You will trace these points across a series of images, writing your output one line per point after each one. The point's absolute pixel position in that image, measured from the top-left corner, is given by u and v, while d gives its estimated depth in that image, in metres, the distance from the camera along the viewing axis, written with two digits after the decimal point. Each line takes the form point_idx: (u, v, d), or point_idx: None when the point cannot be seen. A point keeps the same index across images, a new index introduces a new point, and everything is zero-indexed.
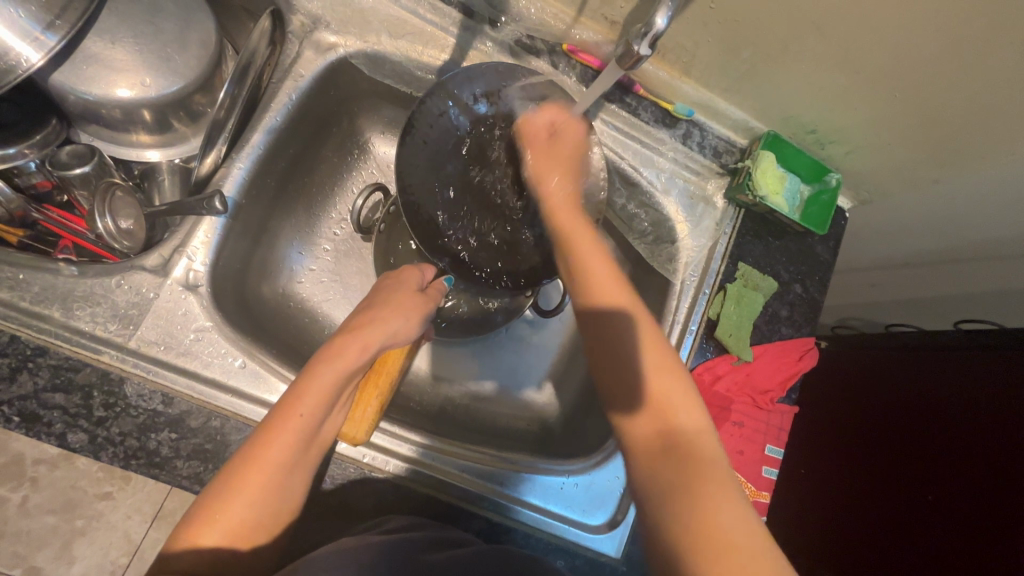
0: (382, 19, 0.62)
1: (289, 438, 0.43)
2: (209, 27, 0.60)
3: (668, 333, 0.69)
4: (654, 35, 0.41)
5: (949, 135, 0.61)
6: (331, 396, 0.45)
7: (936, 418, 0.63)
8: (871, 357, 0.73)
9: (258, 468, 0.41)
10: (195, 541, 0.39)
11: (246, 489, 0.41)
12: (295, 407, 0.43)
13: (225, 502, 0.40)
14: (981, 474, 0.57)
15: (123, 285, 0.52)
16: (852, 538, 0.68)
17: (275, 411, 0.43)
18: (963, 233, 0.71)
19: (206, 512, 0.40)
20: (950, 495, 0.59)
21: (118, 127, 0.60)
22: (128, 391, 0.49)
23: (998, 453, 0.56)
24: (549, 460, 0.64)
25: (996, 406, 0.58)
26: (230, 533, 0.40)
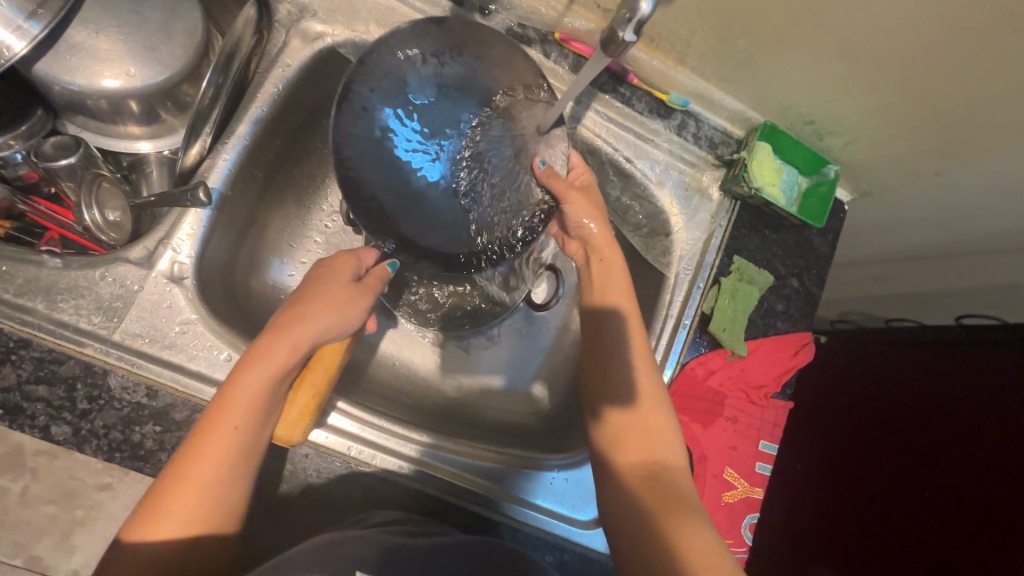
0: (370, 7, 0.61)
1: (220, 449, 0.43)
2: (195, 15, 0.59)
3: (661, 329, 0.67)
4: (640, 21, 0.40)
5: (950, 126, 0.59)
6: (262, 402, 0.45)
7: (939, 419, 0.62)
8: (874, 353, 0.71)
9: (190, 481, 0.42)
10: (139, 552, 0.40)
11: (181, 502, 0.41)
12: (223, 417, 0.43)
13: (160, 516, 0.41)
14: (983, 479, 0.56)
15: (107, 277, 0.52)
16: (843, 534, 0.67)
17: (203, 422, 0.43)
18: (965, 226, 0.69)
19: (143, 524, 0.40)
20: (947, 497, 0.58)
21: (105, 118, 0.59)
22: (112, 383, 0.49)
23: (1003, 459, 0.55)
24: (538, 455, 0.64)
25: (1002, 409, 0.56)
26: (173, 543, 0.41)
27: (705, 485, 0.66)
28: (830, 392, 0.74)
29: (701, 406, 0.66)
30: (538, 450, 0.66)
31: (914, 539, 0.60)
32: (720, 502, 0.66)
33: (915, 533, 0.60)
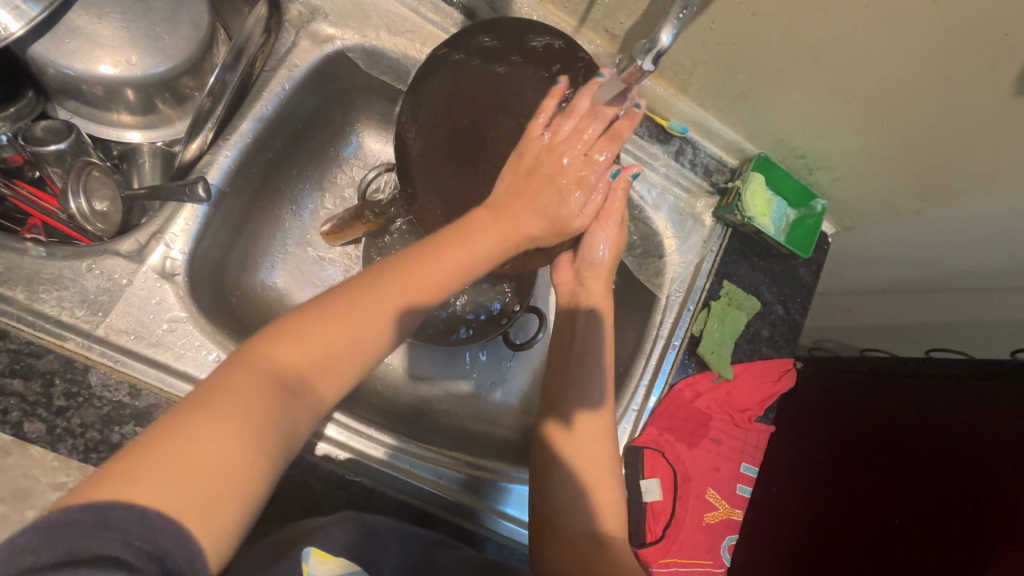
0: (382, 15, 0.61)
1: (371, 315, 0.41)
2: (203, 8, 0.58)
3: (651, 349, 0.68)
4: (658, 52, 0.40)
5: (930, 168, 0.63)
6: (473, 264, 0.47)
7: (928, 451, 0.63)
8: (848, 380, 0.74)
9: (307, 338, 0.39)
10: (294, 357, 0.38)
11: (275, 371, 0.37)
12: (425, 271, 0.44)
13: (262, 374, 0.37)
14: (965, 522, 0.57)
15: (95, 269, 0.50)
16: (815, 551, 0.69)
17: (378, 282, 0.43)
18: (940, 263, 0.73)
19: (309, 322, 0.39)
20: (914, 525, 0.61)
21: (99, 105, 0.58)
22: (92, 380, 0.47)
23: (991, 509, 0.55)
24: (490, 463, 0.63)
25: (995, 456, 0.57)
26: (320, 361, 0.39)
27: (688, 505, 0.66)
28: (813, 405, 0.75)
29: (688, 426, 0.67)
30: (512, 462, 0.66)
31: (881, 561, 0.62)
32: (703, 522, 0.67)
33: (882, 557, 0.62)
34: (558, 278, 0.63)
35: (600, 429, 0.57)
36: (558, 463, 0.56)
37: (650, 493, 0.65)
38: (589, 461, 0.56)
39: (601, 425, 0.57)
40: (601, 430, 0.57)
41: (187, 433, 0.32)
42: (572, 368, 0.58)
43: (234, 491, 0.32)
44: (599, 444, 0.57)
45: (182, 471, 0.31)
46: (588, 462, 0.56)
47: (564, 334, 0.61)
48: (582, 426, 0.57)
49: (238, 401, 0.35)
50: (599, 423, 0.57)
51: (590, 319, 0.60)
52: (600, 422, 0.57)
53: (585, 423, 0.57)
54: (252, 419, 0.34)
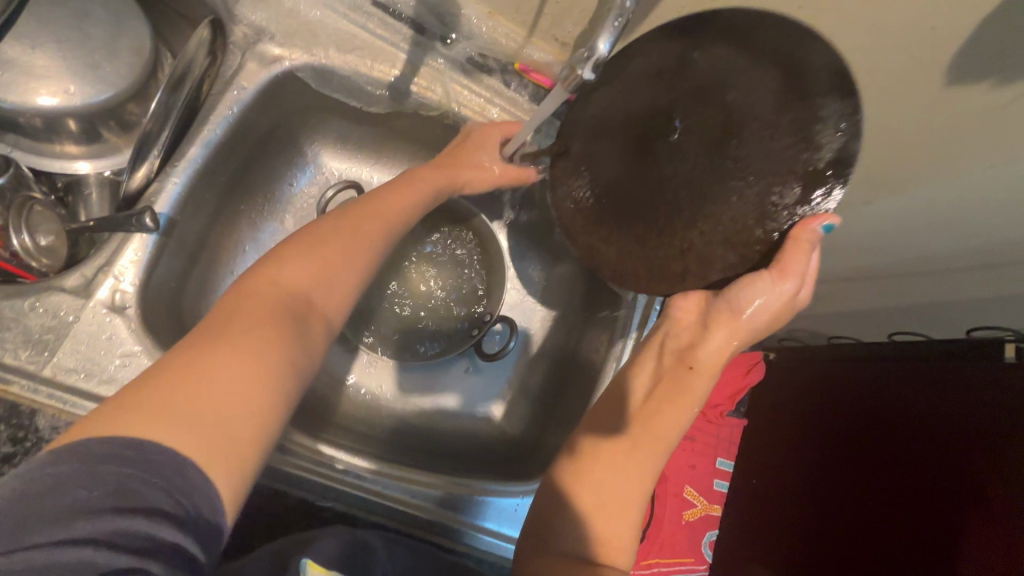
0: (330, 32, 0.61)
1: (351, 239, 0.48)
2: (143, 33, 0.57)
3: (620, 350, 0.65)
4: (597, 60, 0.40)
5: (876, 160, 0.64)
6: (401, 219, 0.55)
7: (903, 434, 0.63)
8: (840, 367, 0.74)
9: (296, 265, 0.44)
10: (287, 276, 0.43)
11: (271, 297, 0.42)
12: (376, 213, 0.52)
13: (253, 305, 0.40)
14: (938, 509, 0.56)
15: (38, 308, 0.48)
16: (810, 548, 0.69)
17: (338, 224, 0.49)
18: (897, 250, 0.75)
19: (292, 252, 0.45)
20: (890, 505, 0.62)
21: (40, 137, 0.56)
22: (40, 424, 0.46)
23: (959, 496, 0.55)
24: (467, 479, 0.61)
25: (958, 439, 0.57)
26: (311, 279, 0.44)
27: None
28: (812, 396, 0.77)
29: None
30: (491, 478, 0.64)
31: (859, 543, 0.63)
32: None
33: (860, 540, 0.63)
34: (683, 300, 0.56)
35: (661, 431, 0.49)
36: None
37: None
38: (636, 446, 0.49)
39: (666, 424, 0.50)
40: (663, 434, 0.49)
41: (196, 361, 0.35)
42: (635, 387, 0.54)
43: (248, 427, 0.35)
44: (660, 435, 0.49)
45: (194, 398, 0.33)
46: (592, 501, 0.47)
47: (642, 381, 0.54)
48: (647, 413, 0.51)
49: (243, 332, 0.38)
50: (668, 419, 0.50)
51: (692, 374, 0.52)
52: (670, 413, 0.50)
53: (650, 409, 0.51)
54: (258, 342, 0.38)
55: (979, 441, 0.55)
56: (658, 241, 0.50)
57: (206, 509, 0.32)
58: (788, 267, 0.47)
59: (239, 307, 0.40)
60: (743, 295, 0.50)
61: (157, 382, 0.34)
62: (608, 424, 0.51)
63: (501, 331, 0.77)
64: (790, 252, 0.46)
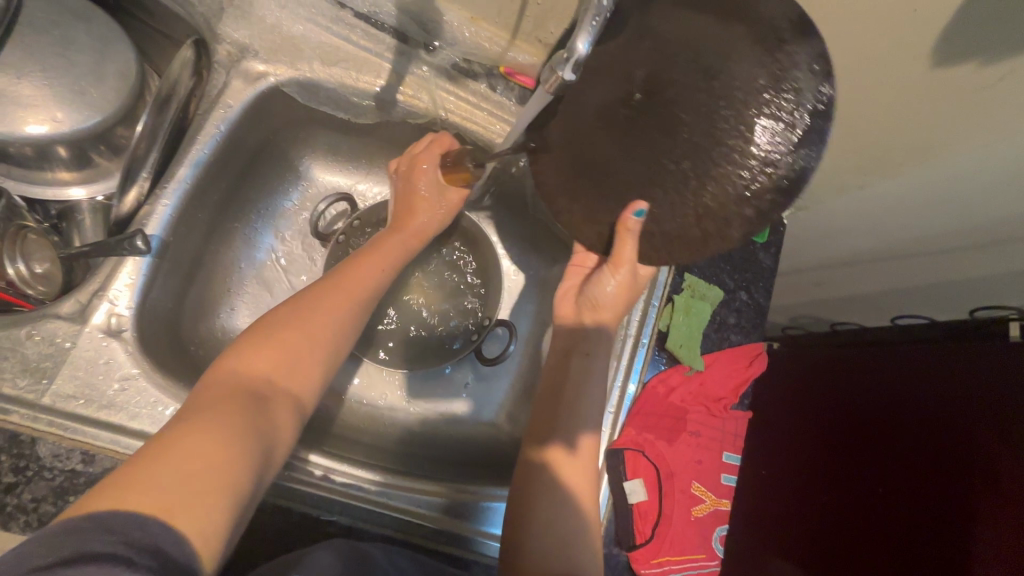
0: (314, 46, 0.61)
1: (320, 315, 0.49)
2: (128, 57, 0.57)
3: (621, 349, 0.66)
4: (576, 61, 0.40)
5: (868, 144, 0.64)
6: (371, 285, 0.55)
7: (912, 423, 0.62)
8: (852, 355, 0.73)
9: (262, 349, 0.45)
10: (259, 358, 0.44)
11: (243, 377, 0.43)
12: (345, 285, 0.53)
13: (227, 384, 0.42)
14: (944, 495, 0.57)
15: (35, 336, 0.48)
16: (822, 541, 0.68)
17: (307, 298, 0.51)
18: (896, 234, 0.75)
19: (264, 333, 0.46)
20: (896, 502, 0.61)
21: (32, 165, 0.57)
22: (41, 452, 0.46)
23: (966, 480, 0.55)
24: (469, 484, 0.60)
25: (969, 427, 0.56)
26: (282, 362, 0.45)
27: (674, 501, 0.66)
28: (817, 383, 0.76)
29: (665, 422, 0.68)
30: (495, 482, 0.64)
31: (870, 537, 0.63)
32: (691, 517, 0.67)
33: (871, 534, 0.63)
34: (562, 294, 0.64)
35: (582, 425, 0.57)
36: (544, 479, 0.55)
37: (636, 494, 0.64)
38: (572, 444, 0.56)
39: (585, 413, 0.57)
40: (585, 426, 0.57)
41: (173, 435, 0.36)
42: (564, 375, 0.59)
43: (221, 487, 0.35)
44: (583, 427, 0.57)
45: (168, 466, 0.34)
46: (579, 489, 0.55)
47: (552, 371, 0.61)
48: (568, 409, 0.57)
49: (213, 409, 0.39)
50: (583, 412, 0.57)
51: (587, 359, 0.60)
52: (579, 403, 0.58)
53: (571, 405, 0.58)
54: (228, 416, 0.39)
55: (986, 421, 0.55)
56: (672, 205, 0.49)
57: (188, 558, 0.31)
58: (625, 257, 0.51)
59: (211, 390, 0.41)
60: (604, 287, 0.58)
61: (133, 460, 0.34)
62: (542, 421, 0.58)
63: (500, 335, 0.77)
64: (627, 243, 0.51)
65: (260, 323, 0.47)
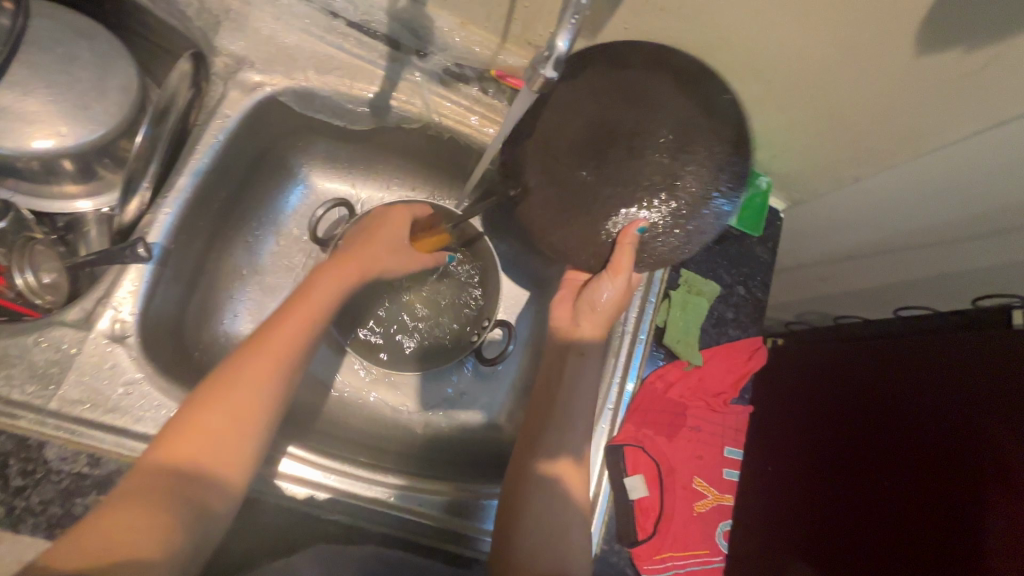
0: (308, 55, 0.62)
1: (259, 365, 0.49)
2: (130, 72, 0.59)
3: (620, 345, 0.67)
4: (557, 58, 0.41)
5: (857, 135, 0.64)
6: (321, 315, 0.55)
7: (916, 414, 0.62)
8: (854, 350, 0.73)
9: (207, 413, 0.46)
10: (200, 414, 0.46)
11: (184, 456, 0.44)
12: (285, 326, 0.53)
13: (166, 451, 0.44)
14: (950, 497, 0.55)
15: (42, 342, 0.50)
16: (824, 539, 0.66)
17: (257, 338, 0.51)
18: (890, 226, 0.75)
19: (205, 392, 0.47)
20: (901, 491, 0.60)
21: (38, 179, 0.58)
22: (49, 455, 0.47)
23: (973, 479, 0.54)
24: (471, 483, 0.61)
25: (978, 415, 0.56)
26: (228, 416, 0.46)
27: (676, 497, 0.66)
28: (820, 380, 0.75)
29: (665, 418, 0.67)
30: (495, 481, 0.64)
31: (875, 532, 0.61)
32: (694, 512, 0.67)
33: (876, 528, 0.61)
34: (559, 303, 0.66)
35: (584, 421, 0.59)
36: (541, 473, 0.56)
37: (636, 489, 0.64)
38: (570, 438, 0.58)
39: (585, 410, 0.59)
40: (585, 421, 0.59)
41: (106, 517, 0.40)
42: (564, 374, 0.61)
43: (145, 555, 0.39)
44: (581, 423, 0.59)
45: (88, 547, 0.38)
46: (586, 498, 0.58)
47: (553, 369, 0.62)
48: (569, 403, 0.59)
49: (134, 498, 0.41)
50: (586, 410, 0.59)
51: (580, 355, 0.62)
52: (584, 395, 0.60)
53: (572, 396, 0.59)
54: (143, 506, 0.41)
55: (994, 408, 0.55)
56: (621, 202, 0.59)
57: None
58: (620, 270, 0.57)
59: (141, 482, 0.42)
60: (592, 295, 0.61)
61: (76, 531, 0.39)
62: (541, 417, 0.59)
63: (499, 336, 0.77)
64: (623, 255, 0.57)
65: (201, 386, 0.48)
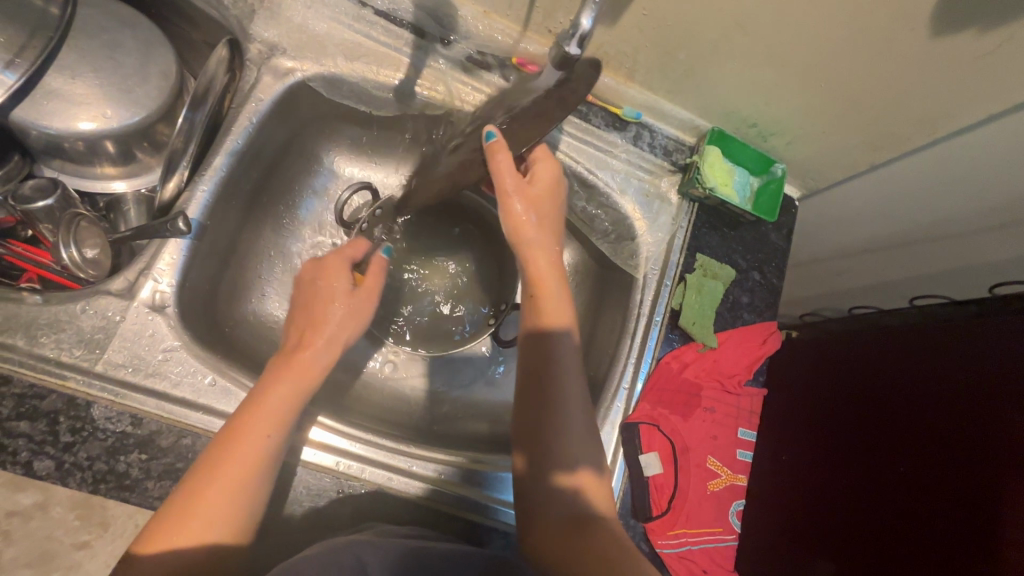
0: (337, 43, 0.65)
1: (286, 386, 0.51)
2: (170, 59, 0.62)
3: (635, 327, 0.70)
4: (580, 36, 0.44)
5: (873, 120, 0.65)
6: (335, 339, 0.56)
7: (929, 397, 0.62)
8: (864, 335, 0.73)
9: (247, 432, 0.47)
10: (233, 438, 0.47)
11: (229, 465, 0.45)
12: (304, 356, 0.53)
13: (213, 467, 0.45)
14: (972, 489, 0.56)
15: (89, 310, 0.53)
16: (838, 524, 0.67)
17: (278, 366, 0.52)
18: (904, 214, 0.75)
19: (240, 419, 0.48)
20: (914, 481, 0.60)
21: (82, 160, 0.61)
22: (95, 414, 0.50)
23: (991, 469, 0.54)
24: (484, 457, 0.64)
25: (993, 399, 0.56)
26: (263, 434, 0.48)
27: (690, 476, 0.67)
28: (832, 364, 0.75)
29: (680, 398, 0.69)
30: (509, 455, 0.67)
31: (888, 519, 0.62)
32: (707, 491, 0.68)
33: (890, 517, 0.62)
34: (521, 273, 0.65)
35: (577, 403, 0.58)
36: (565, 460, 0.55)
37: (651, 466, 0.65)
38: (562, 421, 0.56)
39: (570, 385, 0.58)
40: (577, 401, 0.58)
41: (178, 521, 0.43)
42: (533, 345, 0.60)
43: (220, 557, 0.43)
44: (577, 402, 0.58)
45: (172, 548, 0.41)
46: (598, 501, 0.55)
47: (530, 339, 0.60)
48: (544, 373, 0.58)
49: (195, 509, 0.43)
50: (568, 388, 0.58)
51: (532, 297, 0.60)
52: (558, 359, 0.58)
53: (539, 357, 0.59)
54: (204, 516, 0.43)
55: (1008, 391, 0.55)
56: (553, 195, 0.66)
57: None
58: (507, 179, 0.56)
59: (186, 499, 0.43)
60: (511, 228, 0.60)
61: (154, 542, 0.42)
62: (531, 398, 0.58)
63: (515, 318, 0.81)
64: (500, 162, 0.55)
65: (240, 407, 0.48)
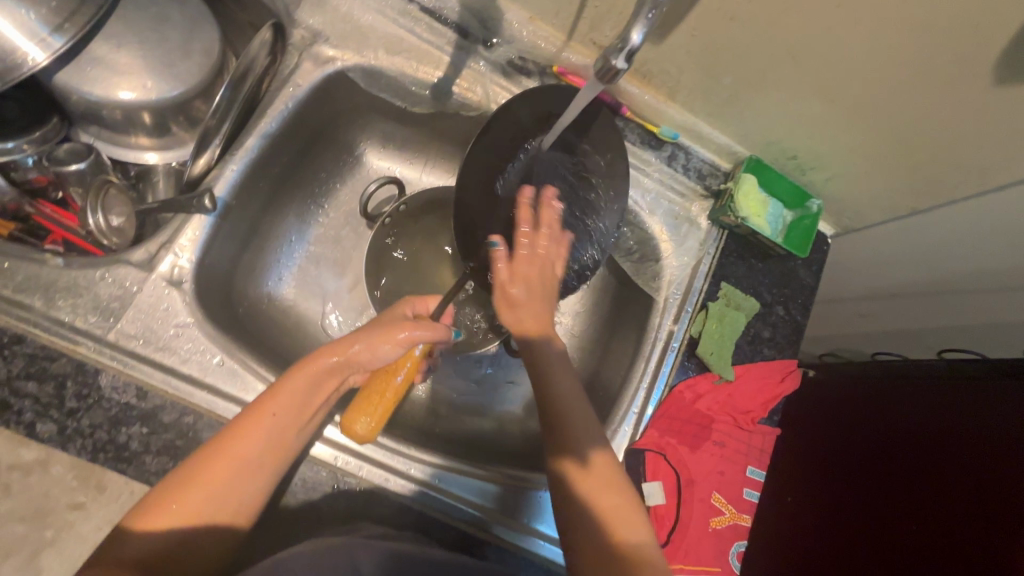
0: (380, 36, 0.64)
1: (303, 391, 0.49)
2: (214, 37, 0.62)
3: (649, 352, 0.69)
4: (629, 51, 0.42)
5: (920, 164, 0.63)
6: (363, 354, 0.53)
7: (946, 451, 0.60)
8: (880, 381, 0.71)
9: (256, 426, 0.46)
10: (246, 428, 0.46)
11: (237, 456, 0.44)
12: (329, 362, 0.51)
13: (224, 453, 0.44)
14: (982, 553, 0.53)
15: (107, 278, 0.53)
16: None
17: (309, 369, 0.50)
18: (941, 265, 0.72)
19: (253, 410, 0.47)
20: (923, 540, 0.58)
21: (118, 129, 0.62)
22: (102, 382, 0.49)
23: (1005, 532, 0.52)
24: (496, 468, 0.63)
25: (1013, 459, 0.54)
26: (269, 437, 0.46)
27: (692, 509, 0.65)
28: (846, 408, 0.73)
29: (689, 428, 0.67)
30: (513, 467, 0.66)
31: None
32: (709, 528, 0.65)
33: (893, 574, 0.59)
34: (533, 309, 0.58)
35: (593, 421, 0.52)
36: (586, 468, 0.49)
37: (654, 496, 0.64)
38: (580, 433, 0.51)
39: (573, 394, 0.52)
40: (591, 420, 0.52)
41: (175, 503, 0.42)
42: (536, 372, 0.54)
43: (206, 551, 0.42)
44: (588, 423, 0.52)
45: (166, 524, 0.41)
46: (606, 501, 0.48)
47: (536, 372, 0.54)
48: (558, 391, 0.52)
49: (196, 488, 0.43)
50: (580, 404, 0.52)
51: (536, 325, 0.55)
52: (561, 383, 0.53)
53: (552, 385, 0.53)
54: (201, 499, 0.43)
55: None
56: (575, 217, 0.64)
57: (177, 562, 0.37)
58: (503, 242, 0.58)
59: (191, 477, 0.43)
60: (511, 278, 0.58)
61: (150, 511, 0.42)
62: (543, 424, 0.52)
63: None
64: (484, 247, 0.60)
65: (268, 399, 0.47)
